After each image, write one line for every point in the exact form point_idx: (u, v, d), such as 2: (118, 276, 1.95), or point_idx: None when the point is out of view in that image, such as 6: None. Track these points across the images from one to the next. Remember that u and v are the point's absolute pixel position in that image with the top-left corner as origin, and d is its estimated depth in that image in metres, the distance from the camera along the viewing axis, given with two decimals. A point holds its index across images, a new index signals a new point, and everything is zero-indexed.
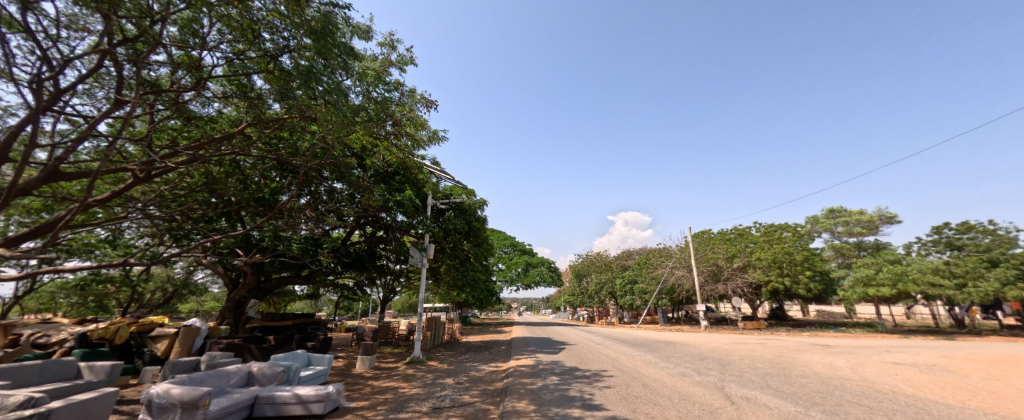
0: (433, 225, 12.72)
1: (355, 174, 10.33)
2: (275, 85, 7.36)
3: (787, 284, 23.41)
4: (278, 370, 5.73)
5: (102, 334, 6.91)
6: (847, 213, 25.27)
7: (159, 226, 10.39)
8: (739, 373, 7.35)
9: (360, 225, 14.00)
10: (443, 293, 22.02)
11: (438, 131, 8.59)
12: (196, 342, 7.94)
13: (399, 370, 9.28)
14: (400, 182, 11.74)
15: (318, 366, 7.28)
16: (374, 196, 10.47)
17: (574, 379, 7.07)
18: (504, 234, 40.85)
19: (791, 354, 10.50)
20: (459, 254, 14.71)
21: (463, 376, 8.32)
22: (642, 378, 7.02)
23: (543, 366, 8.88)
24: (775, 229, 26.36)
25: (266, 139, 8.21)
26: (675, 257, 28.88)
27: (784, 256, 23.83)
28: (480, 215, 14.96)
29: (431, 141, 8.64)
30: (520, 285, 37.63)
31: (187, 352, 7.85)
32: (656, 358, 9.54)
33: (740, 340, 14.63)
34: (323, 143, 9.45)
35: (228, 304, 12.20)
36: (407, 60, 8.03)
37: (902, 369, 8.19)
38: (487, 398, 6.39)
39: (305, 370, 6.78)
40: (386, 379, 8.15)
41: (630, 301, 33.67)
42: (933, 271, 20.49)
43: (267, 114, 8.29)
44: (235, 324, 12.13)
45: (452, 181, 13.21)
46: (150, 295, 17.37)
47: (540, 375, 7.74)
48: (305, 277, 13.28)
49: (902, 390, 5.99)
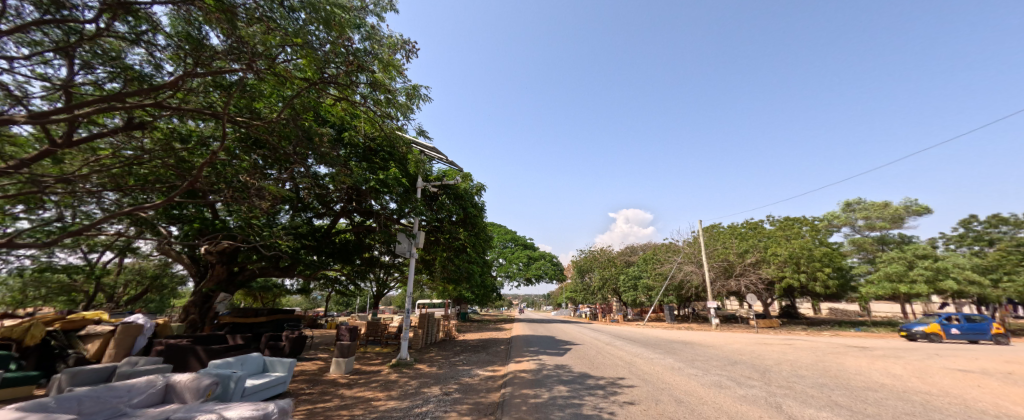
0: (425, 211, 11.38)
1: (332, 149, 8.94)
2: (222, 27, 5.86)
3: (804, 280, 22.09)
4: (209, 384, 4.37)
5: (9, 334, 5.70)
6: (869, 206, 23.47)
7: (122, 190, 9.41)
8: (790, 385, 6.00)
9: (346, 213, 12.84)
10: (439, 288, 20.74)
11: (418, 88, 7.23)
12: (136, 342, 6.85)
13: (379, 375, 7.97)
14: (385, 160, 10.29)
15: (275, 374, 5.98)
16: (356, 176, 9.09)
17: (587, 391, 5.75)
18: (505, 228, 39.53)
19: (833, 358, 9.13)
20: (455, 245, 13.35)
21: (452, 384, 7.00)
22: (672, 391, 5.68)
23: (548, 372, 7.54)
24: (792, 223, 24.91)
25: (236, 120, 7.26)
26: (684, 252, 27.47)
27: (802, 252, 22.37)
28: (477, 201, 13.58)
29: (410, 97, 7.26)
30: (522, 280, 36.38)
31: (125, 354, 6.75)
32: (680, 363, 8.20)
33: (762, 340, 13.35)
34: (293, 112, 8.28)
35: (194, 299, 10.86)
36: (386, 5, 6.68)
37: (979, 379, 6.84)
38: (478, 417, 5.02)
39: (252, 380, 5.44)
40: (362, 387, 6.83)
41: (634, 298, 32.48)
42: (968, 266, 18.89)
43: (210, 65, 6.70)
44: (200, 320, 10.81)
45: (445, 163, 11.82)
46: (124, 290, 16.16)
47: (544, 385, 6.39)
48: (283, 269, 11.92)
49: (1018, 412, 4.62)
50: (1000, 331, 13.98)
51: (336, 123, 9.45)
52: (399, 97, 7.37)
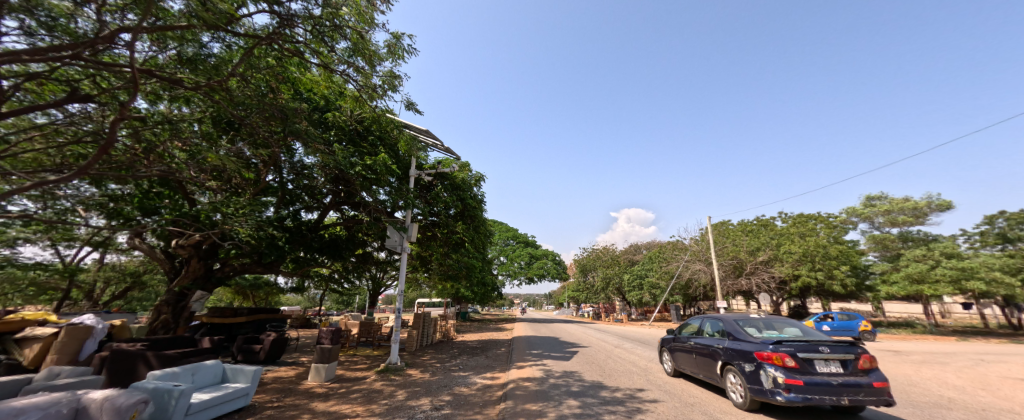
0: (418, 202, 10.44)
1: (313, 131, 8.02)
2: None
3: (820, 279, 21.06)
4: (133, 403, 3.56)
5: None
6: (889, 201, 22.49)
7: (93, 179, 8.65)
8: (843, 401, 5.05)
9: (335, 204, 12.03)
10: (437, 286, 19.85)
11: (401, 39, 6.20)
12: (85, 346, 6.03)
13: (364, 383, 7.11)
14: (375, 144, 9.34)
15: (235, 386, 5.12)
16: (341, 160, 8.11)
17: (604, 407, 4.84)
18: (506, 226, 38.65)
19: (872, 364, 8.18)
20: (452, 240, 12.39)
21: (446, 395, 6.13)
22: (704, 407, 4.76)
23: (555, 382, 6.61)
24: (805, 220, 23.92)
25: (207, 94, 6.30)
26: (691, 250, 26.57)
27: (817, 249, 21.46)
28: (476, 193, 12.67)
29: (397, 57, 6.31)
30: (523, 278, 35.45)
31: (72, 359, 5.93)
32: None
33: None
34: (268, 86, 7.34)
35: (167, 297, 9.83)
36: None
37: None
38: None
39: (201, 395, 4.56)
40: (339, 400, 5.90)
41: (639, 297, 31.50)
42: (996, 266, 17.86)
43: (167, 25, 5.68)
44: (174, 321, 9.78)
45: (441, 149, 10.88)
46: (105, 288, 15.33)
47: (552, 399, 5.45)
48: (265, 266, 10.99)
49: None
50: (863, 326, 15.94)
51: (317, 101, 8.49)
52: (383, 62, 6.39)
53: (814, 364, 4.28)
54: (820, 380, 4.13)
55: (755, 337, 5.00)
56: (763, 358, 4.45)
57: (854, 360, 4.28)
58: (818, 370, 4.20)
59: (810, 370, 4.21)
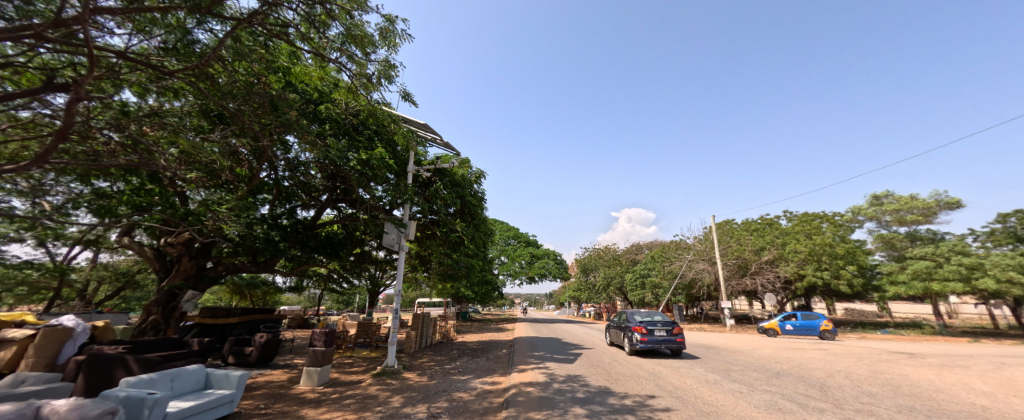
0: (417, 198, 10.10)
1: (306, 124, 7.67)
2: None
3: (826, 279, 20.65)
4: (98, 414, 3.23)
5: None
6: (898, 200, 22.11)
7: (79, 174, 8.32)
8: (870, 410, 4.71)
9: (332, 202, 11.73)
10: (437, 286, 19.54)
11: (394, 22, 5.87)
12: (64, 349, 5.72)
13: (359, 389, 6.77)
14: (370, 138, 9.01)
15: (219, 391, 4.80)
16: (335, 154, 7.73)
17: (613, 416, 4.51)
18: (506, 225, 38.36)
19: (889, 368, 7.86)
20: (452, 238, 12.06)
21: (444, 401, 5.80)
22: (722, 417, 4.41)
23: (559, 387, 6.28)
24: (811, 219, 23.54)
25: (190, 81, 5.96)
26: (695, 249, 26.22)
27: (823, 249, 21.09)
28: (477, 190, 12.33)
29: (391, 43, 6.00)
30: (525, 278, 35.12)
31: (49, 363, 5.62)
32: (714, 374, 6.94)
33: (792, 345, 12.08)
34: (257, 74, 6.99)
35: (157, 297, 9.51)
36: None
37: None
38: None
39: (179, 402, 4.23)
40: (331, 407, 5.57)
41: (641, 296, 31.16)
42: (1009, 265, 17.45)
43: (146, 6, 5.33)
44: (163, 321, 9.45)
45: (440, 144, 10.56)
46: (98, 288, 15.03)
47: (556, 406, 5.10)
48: (259, 265, 10.66)
49: None
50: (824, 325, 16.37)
51: (309, 93, 8.17)
52: (378, 50, 6.10)
53: (656, 331, 9.46)
54: (656, 338, 9.38)
55: (638, 320, 10.17)
56: (634, 330, 9.70)
57: (672, 329, 9.48)
58: (656, 334, 9.40)
59: (652, 335, 9.41)
